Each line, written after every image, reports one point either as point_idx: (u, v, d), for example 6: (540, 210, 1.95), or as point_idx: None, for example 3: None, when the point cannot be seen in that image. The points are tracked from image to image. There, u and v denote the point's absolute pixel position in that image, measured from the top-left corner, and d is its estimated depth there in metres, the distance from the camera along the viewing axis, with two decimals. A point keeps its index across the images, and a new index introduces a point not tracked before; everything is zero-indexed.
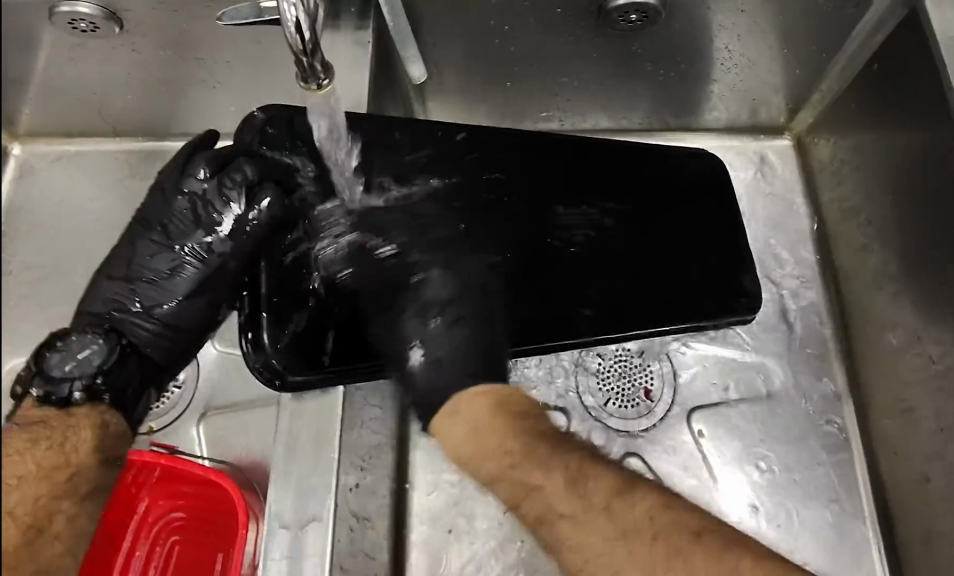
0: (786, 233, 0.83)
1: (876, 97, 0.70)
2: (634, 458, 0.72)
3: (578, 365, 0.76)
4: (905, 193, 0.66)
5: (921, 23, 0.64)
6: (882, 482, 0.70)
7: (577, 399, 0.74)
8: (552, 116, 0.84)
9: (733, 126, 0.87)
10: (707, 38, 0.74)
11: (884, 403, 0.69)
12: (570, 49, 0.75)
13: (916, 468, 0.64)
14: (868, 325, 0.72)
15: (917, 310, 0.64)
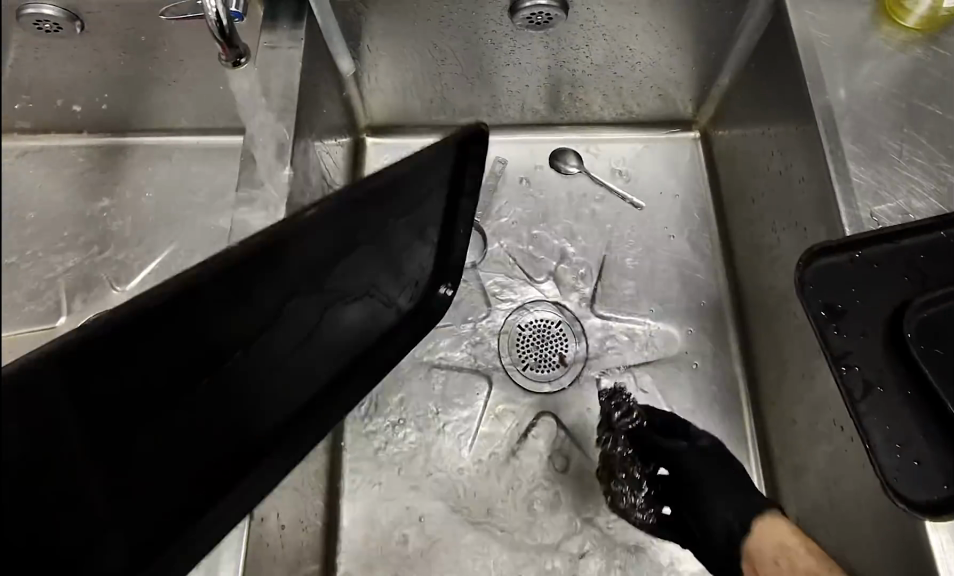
0: (681, 214, 0.95)
1: (759, 90, 0.79)
2: (545, 418, 0.85)
3: (501, 338, 0.89)
4: (777, 172, 0.75)
5: (787, 25, 0.73)
6: (764, 428, 0.82)
7: (498, 366, 0.87)
8: (480, 110, 0.95)
9: (646, 119, 0.98)
10: (611, 38, 0.83)
11: (765, 357, 0.79)
12: (492, 49, 0.84)
13: (786, 414, 0.74)
14: (754, 290, 0.82)
15: (787, 272, 0.73)
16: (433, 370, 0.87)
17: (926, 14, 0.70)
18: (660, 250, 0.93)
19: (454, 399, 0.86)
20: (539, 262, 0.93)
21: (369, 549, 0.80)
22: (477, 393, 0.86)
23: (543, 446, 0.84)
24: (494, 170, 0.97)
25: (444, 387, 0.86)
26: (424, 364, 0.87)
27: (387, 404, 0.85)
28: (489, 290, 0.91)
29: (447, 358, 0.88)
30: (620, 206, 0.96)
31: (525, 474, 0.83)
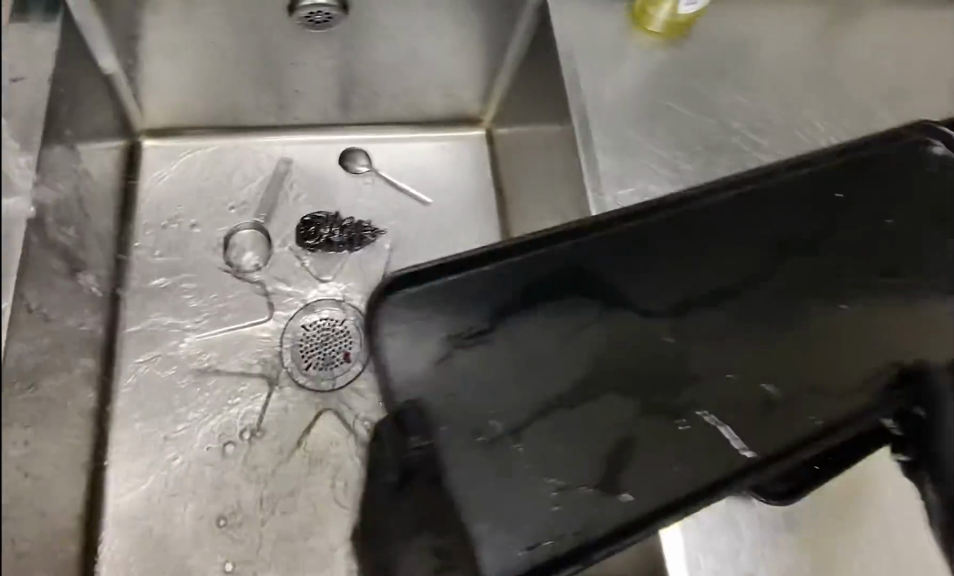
0: (464, 210, 1.00)
1: (532, 88, 0.85)
2: (327, 413, 0.88)
3: (287, 338, 0.90)
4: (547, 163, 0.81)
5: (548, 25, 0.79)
6: None
7: (283, 365, 0.89)
8: (269, 110, 0.94)
9: (434, 119, 1.01)
10: (394, 38, 0.86)
11: None
12: (283, 41, 0.83)
13: None
14: None
15: None
16: (216, 375, 0.87)
17: (666, 20, 0.77)
18: (449, 245, 0.98)
19: (238, 398, 0.87)
20: (324, 261, 0.94)
21: (141, 556, 0.79)
22: (259, 396, 0.88)
23: (323, 439, 0.87)
24: (278, 171, 0.97)
25: (231, 386, 0.87)
26: (205, 370, 0.87)
27: (166, 404, 0.85)
28: (273, 292, 0.92)
29: (230, 362, 0.88)
30: (407, 202, 0.99)
31: (306, 463, 0.86)
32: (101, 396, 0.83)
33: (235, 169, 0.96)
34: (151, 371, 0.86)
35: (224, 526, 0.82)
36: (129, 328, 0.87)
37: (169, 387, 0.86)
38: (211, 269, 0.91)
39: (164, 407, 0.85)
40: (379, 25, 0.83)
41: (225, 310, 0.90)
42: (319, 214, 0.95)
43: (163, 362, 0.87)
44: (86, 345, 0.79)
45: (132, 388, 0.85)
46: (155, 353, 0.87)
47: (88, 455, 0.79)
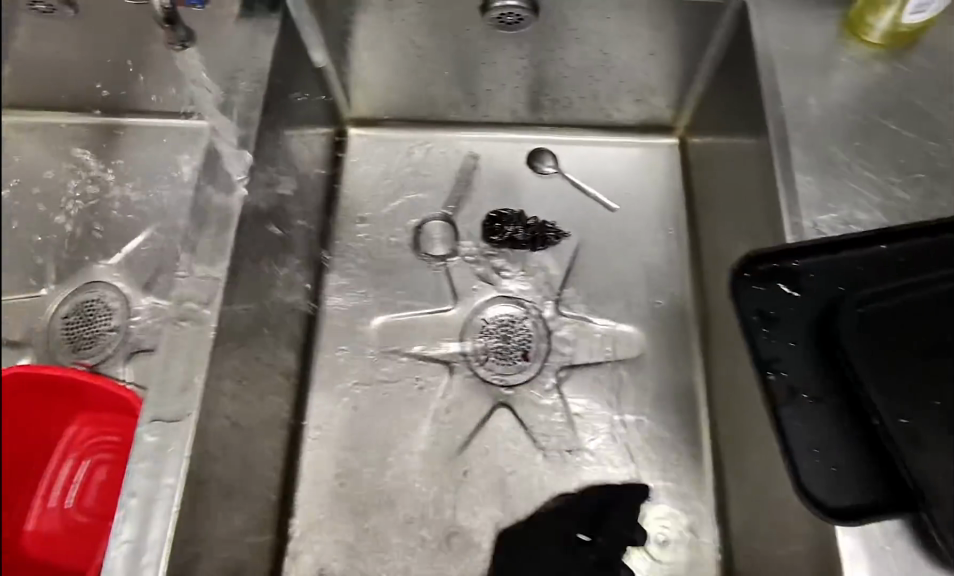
0: (650, 219, 0.97)
1: (728, 97, 0.81)
2: (502, 408, 0.87)
3: (467, 329, 0.91)
4: (742, 178, 0.77)
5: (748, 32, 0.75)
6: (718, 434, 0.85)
7: (460, 356, 0.90)
8: (462, 108, 0.98)
9: (625, 125, 1.00)
10: (592, 41, 0.85)
11: (724, 361, 0.84)
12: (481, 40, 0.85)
13: (736, 421, 0.79)
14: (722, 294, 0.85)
15: None
16: (399, 357, 0.90)
17: (886, 29, 0.71)
18: (633, 253, 0.96)
19: (419, 384, 0.89)
20: (510, 257, 0.95)
21: (322, 523, 0.83)
22: (439, 384, 0.89)
23: (498, 436, 0.86)
24: (468, 166, 1.00)
25: (412, 369, 0.90)
26: (389, 351, 0.90)
27: (351, 380, 0.89)
28: (459, 283, 0.93)
29: (412, 346, 0.90)
30: (594, 208, 0.98)
31: (480, 458, 0.86)
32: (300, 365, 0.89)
33: (430, 161, 1.00)
34: (342, 348, 0.90)
35: (402, 505, 0.84)
36: (327, 306, 0.93)
37: (355, 364, 0.90)
38: (406, 257, 0.95)
39: (349, 383, 0.89)
40: (577, 28, 0.83)
41: (411, 296, 0.93)
42: (505, 211, 0.96)
43: (355, 341, 0.91)
44: (289, 317, 0.85)
45: (325, 362, 0.90)
46: (348, 330, 0.91)
47: (286, 420, 0.84)
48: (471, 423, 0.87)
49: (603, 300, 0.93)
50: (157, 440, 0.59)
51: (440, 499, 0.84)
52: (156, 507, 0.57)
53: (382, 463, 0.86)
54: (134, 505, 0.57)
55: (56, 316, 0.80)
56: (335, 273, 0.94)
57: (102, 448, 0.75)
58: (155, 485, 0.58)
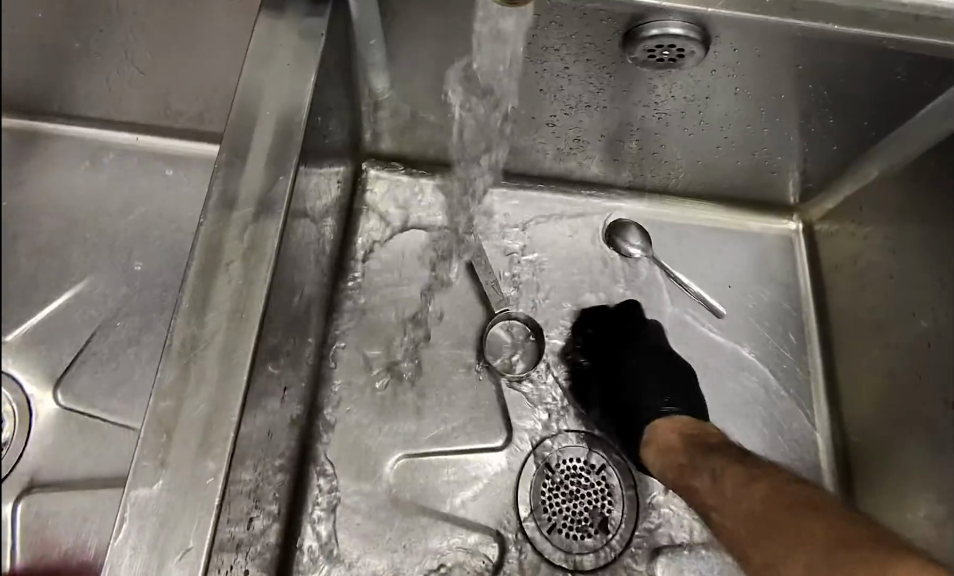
0: (772, 335, 0.72)
1: (948, 192, 0.56)
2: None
3: (527, 482, 0.63)
4: None
5: None
6: None
7: (517, 521, 0.62)
8: (535, 161, 0.70)
9: (736, 199, 0.74)
10: (753, 93, 0.59)
11: None
12: (600, 72, 0.58)
13: None
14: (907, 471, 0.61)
15: None
16: (427, 519, 0.61)
17: None
18: (746, 380, 0.70)
19: (453, 563, 0.60)
20: (582, 374, 0.69)
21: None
22: (482, 563, 0.61)
23: None
24: (531, 240, 0.72)
25: (452, 541, 0.61)
26: (418, 513, 0.61)
27: (362, 551, 0.60)
28: (517, 410, 0.66)
29: (448, 503, 0.62)
30: (695, 312, 0.73)
31: None
32: (285, 526, 0.58)
33: (479, 228, 0.72)
34: (353, 499, 0.61)
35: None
36: (329, 428, 0.63)
37: (370, 527, 0.61)
38: (447, 366, 0.67)
39: (360, 558, 0.60)
40: (743, 74, 0.57)
41: (454, 426, 0.64)
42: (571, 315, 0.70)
43: (370, 492, 0.62)
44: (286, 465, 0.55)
45: (322, 522, 0.60)
46: (359, 472, 0.62)
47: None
48: None
49: None
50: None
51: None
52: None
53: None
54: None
55: None
56: (340, 382, 0.65)
57: None
58: None
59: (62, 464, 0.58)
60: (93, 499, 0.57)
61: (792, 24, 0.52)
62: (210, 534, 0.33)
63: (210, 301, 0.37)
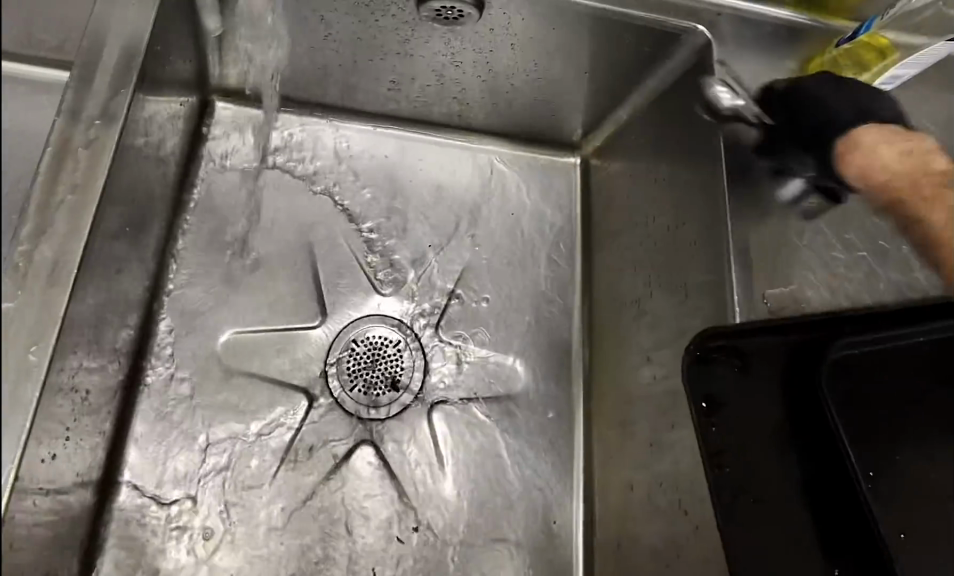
0: (544, 242, 0.90)
1: (662, 129, 0.75)
2: (364, 447, 0.78)
3: (335, 352, 0.81)
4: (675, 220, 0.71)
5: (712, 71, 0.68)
6: (592, 483, 0.80)
7: (324, 382, 0.79)
8: (356, 97, 0.84)
9: (528, 136, 0.91)
10: (520, 51, 0.76)
11: (608, 410, 0.80)
12: (396, 24, 0.72)
13: (623, 479, 0.75)
14: (615, 339, 0.81)
15: (661, 330, 0.72)
16: (250, 380, 0.77)
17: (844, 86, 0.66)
18: (525, 276, 0.88)
19: (267, 417, 0.77)
20: (388, 270, 0.85)
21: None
22: (289, 417, 0.77)
23: (362, 473, 0.77)
24: (355, 163, 0.87)
25: (267, 398, 0.77)
26: (245, 376, 0.77)
27: (195, 406, 0.75)
28: (328, 299, 0.82)
29: (269, 370, 0.78)
30: (487, 221, 0.89)
31: (337, 492, 0.76)
32: (129, 386, 0.73)
33: (311, 153, 0.86)
34: (188, 363, 0.76)
35: (240, 562, 0.72)
36: (166, 309, 0.77)
37: (203, 388, 0.76)
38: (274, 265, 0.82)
39: (192, 409, 0.75)
40: (510, 36, 0.73)
41: (279, 313, 0.80)
42: (381, 221, 0.86)
43: (205, 361, 0.77)
44: (125, 333, 0.70)
45: (163, 381, 0.75)
46: (197, 345, 0.77)
47: (102, 459, 0.69)
48: (325, 456, 0.77)
49: (487, 326, 0.84)
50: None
51: (282, 556, 0.72)
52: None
53: (225, 510, 0.73)
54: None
55: None
56: (180, 277, 0.79)
57: None
58: None
59: None
60: None
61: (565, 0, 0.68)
62: (52, 338, 0.47)
63: (60, 183, 0.51)
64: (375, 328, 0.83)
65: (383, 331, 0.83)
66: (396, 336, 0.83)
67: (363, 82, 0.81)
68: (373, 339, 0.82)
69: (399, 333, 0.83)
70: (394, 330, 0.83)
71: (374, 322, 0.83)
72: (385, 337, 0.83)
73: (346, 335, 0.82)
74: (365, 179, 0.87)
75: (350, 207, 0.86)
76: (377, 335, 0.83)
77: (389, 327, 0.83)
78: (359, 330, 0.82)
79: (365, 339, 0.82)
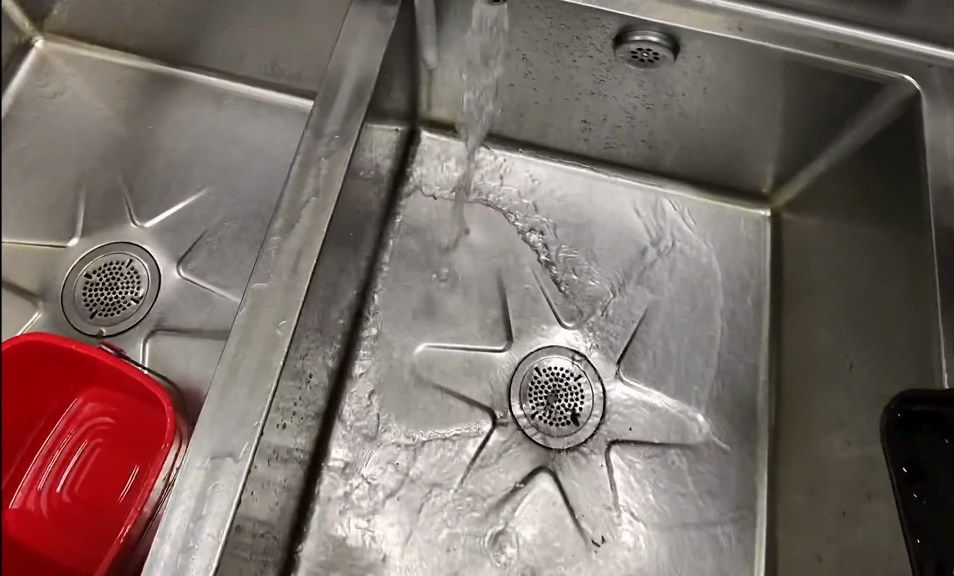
0: (732, 295, 0.88)
1: (863, 183, 0.72)
2: (543, 473, 0.78)
3: (517, 378, 0.82)
4: (881, 279, 0.68)
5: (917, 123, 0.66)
6: (776, 552, 0.75)
7: (506, 404, 0.81)
8: (550, 135, 0.89)
9: (718, 185, 0.91)
10: (716, 96, 0.77)
11: (798, 475, 0.75)
12: (595, 65, 0.76)
13: (809, 551, 0.70)
14: (807, 398, 0.77)
15: (863, 394, 0.67)
16: (434, 391, 0.81)
17: None
18: (707, 329, 0.87)
19: (448, 431, 0.80)
20: (573, 305, 0.86)
21: (332, 568, 0.74)
22: (472, 435, 0.80)
23: (535, 501, 0.77)
24: (548, 199, 0.91)
25: (446, 413, 0.80)
26: (427, 388, 0.81)
27: (387, 412, 0.80)
28: (516, 326, 0.84)
29: (449, 385, 0.82)
30: (676, 268, 0.89)
31: (511, 516, 0.77)
32: (334, 386, 0.80)
33: (507, 186, 0.91)
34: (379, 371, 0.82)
35: (425, 564, 0.74)
36: (368, 321, 0.84)
37: (391, 396, 0.81)
38: (465, 288, 0.86)
39: (381, 415, 0.80)
40: (707, 80, 0.74)
41: (466, 334, 0.84)
42: (574, 256, 0.88)
43: (396, 371, 0.82)
44: (337, 335, 0.76)
45: (361, 386, 0.81)
46: (389, 355, 0.83)
47: (308, 450, 0.75)
48: (502, 478, 0.78)
49: (664, 373, 0.84)
50: (206, 471, 0.49)
51: (463, 571, 0.74)
52: (189, 568, 0.47)
53: (406, 516, 0.76)
54: (166, 553, 0.47)
55: (81, 270, 0.78)
56: (381, 293, 0.85)
57: (97, 426, 0.73)
58: (193, 530, 0.48)
59: (179, 317, 0.77)
60: (199, 347, 0.75)
61: (763, 44, 0.69)
62: (298, 315, 0.54)
63: (304, 187, 0.58)
64: (559, 361, 0.83)
65: (570, 365, 0.83)
66: (581, 371, 0.83)
67: (558, 121, 0.86)
68: (558, 371, 0.83)
69: (582, 368, 0.83)
70: (579, 368, 0.83)
71: (560, 354, 0.83)
72: (569, 371, 0.83)
73: (530, 361, 0.83)
74: (560, 214, 0.90)
75: (545, 240, 0.89)
76: (561, 367, 0.83)
77: (574, 364, 0.83)
78: (546, 359, 0.83)
79: (547, 368, 0.83)
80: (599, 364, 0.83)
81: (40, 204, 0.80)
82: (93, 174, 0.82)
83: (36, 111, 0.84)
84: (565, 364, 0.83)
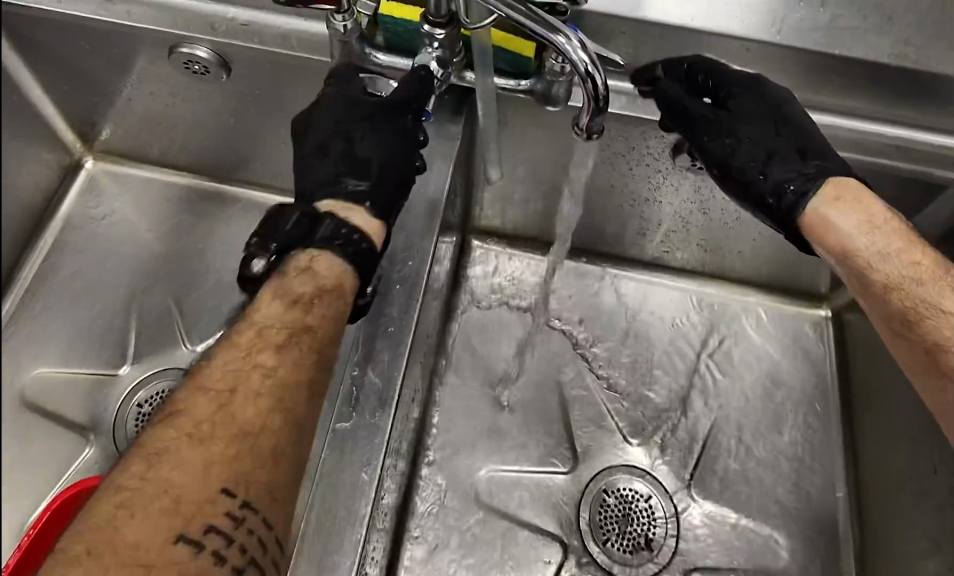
0: (800, 401, 0.85)
1: None
2: None
3: (586, 499, 0.78)
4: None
5: None
6: None
7: (576, 528, 0.77)
8: (602, 241, 0.87)
9: (773, 284, 0.89)
10: None
11: None
12: (656, 173, 0.74)
13: None
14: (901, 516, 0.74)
15: None
16: (498, 516, 0.77)
17: None
18: (779, 439, 0.83)
19: (516, 559, 0.75)
20: (638, 419, 0.83)
21: None
22: (543, 562, 0.75)
23: None
24: (601, 305, 0.89)
25: (512, 538, 0.76)
26: (491, 512, 0.77)
27: (454, 542, 0.76)
28: (580, 442, 0.81)
29: (513, 507, 0.77)
30: (740, 374, 0.86)
31: None
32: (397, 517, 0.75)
33: (559, 293, 0.89)
34: (439, 497, 0.78)
35: None
36: (425, 441, 0.80)
37: (454, 523, 0.77)
38: (525, 402, 0.83)
39: (445, 544, 0.76)
40: None
41: (529, 452, 0.80)
42: (635, 366, 0.85)
43: (456, 495, 0.78)
44: (398, 460, 0.73)
45: (422, 512, 0.77)
46: (449, 477, 0.79)
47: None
48: None
49: (738, 490, 0.80)
50: None
51: None
52: None
53: None
54: None
55: (131, 399, 0.75)
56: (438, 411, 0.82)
57: None
58: None
59: None
60: None
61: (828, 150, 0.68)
62: (381, 460, 0.56)
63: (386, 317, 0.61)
64: (627, 481, 0.79)
65: (639, 486, 0.79)
66: (653, 490, 0.79)
67: (612, 229, 0.85)
68: (628, 492, 0.79)
69: (652, 487, 0.79)
70: (650, 489, 0.79)
71: (628, 473, 0.79)
72: (639, 491, 0.79)
73: (598, 479, 0.79)
74: (615, 320, 0.88)
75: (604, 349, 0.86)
76: (630, 487, 0.79)
77: (643, 483, 0.79)
78: (613, 478, 0.79)
79: (615, 489, 0.79)
80: (670, 484, 0.79)
81: (89, 330, 0.78)
82: (142, 298, 0.80)
83: (86, 234, 0.84)
84: (635, 484, 0.79)
